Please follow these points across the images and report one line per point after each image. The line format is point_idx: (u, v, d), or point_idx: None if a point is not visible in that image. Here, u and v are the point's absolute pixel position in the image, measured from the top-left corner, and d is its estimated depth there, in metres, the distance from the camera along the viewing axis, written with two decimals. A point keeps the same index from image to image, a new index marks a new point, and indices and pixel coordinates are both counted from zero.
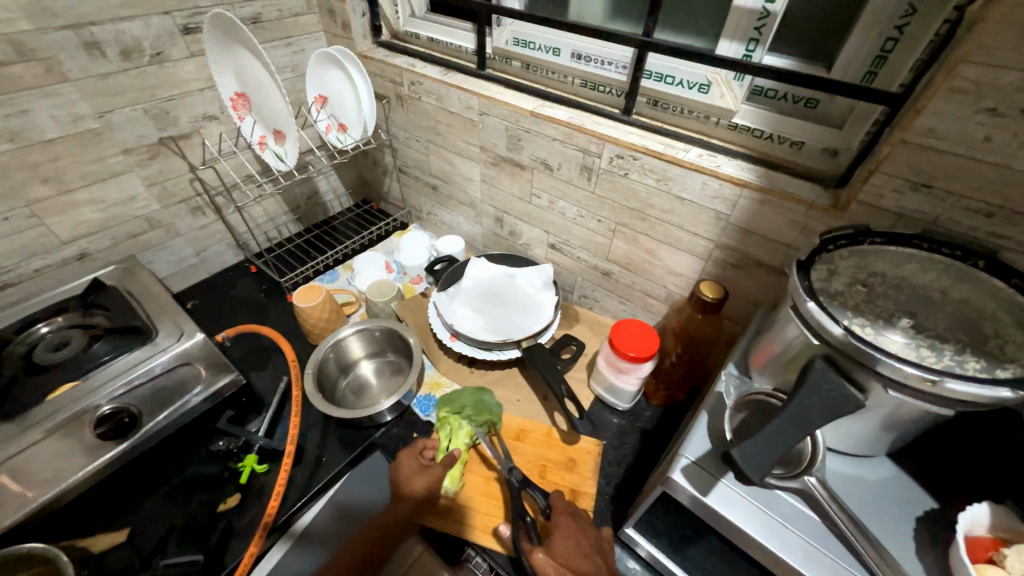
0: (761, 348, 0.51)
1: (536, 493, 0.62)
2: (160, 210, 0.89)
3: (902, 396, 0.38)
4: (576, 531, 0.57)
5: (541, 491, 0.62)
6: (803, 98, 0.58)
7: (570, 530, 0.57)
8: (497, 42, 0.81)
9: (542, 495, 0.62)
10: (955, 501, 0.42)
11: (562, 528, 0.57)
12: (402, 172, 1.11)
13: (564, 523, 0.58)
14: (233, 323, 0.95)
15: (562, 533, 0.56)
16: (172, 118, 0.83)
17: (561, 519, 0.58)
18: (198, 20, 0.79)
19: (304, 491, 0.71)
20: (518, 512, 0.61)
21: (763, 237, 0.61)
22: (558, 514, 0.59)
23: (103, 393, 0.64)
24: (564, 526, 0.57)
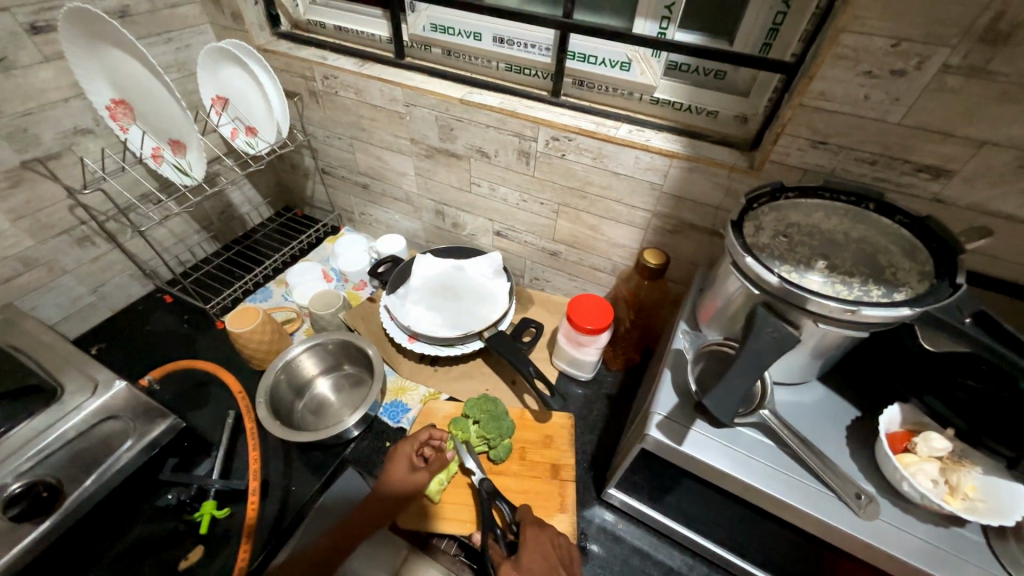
0: (707, 304, 0.57)
1: (503, 505, 0.63)
2: (36, 246, 0.75)
3: (829, 327, 0.44)
4: (546, 543, 0.56)
5: (510, 505, 0.63)
6: (713, 71, 0.63)
7: (537, 540, 0.56)
8: (413, 29, 0.77)
9: (511, 511, 0.63)
10: (874, 407, 0.51)
11: (529, 538, 0.56)
12: (326, 173, 1.04)
13: (531, 534, 0.57)
14: (155, 363, 0.85)
15: (528, 543, 0.55)
16: (32, 136, 0.70)
17: (528, 530, 0.58)
18: (48, 17, 0.67)
19: (276, 527, 0.66)
20: (488, 520, 0.61)
21: (694, 202, 0.66)
22: (526, 525, 0.58)
23: (9, 468, 0.54)
24: (532, 539, 0.56)
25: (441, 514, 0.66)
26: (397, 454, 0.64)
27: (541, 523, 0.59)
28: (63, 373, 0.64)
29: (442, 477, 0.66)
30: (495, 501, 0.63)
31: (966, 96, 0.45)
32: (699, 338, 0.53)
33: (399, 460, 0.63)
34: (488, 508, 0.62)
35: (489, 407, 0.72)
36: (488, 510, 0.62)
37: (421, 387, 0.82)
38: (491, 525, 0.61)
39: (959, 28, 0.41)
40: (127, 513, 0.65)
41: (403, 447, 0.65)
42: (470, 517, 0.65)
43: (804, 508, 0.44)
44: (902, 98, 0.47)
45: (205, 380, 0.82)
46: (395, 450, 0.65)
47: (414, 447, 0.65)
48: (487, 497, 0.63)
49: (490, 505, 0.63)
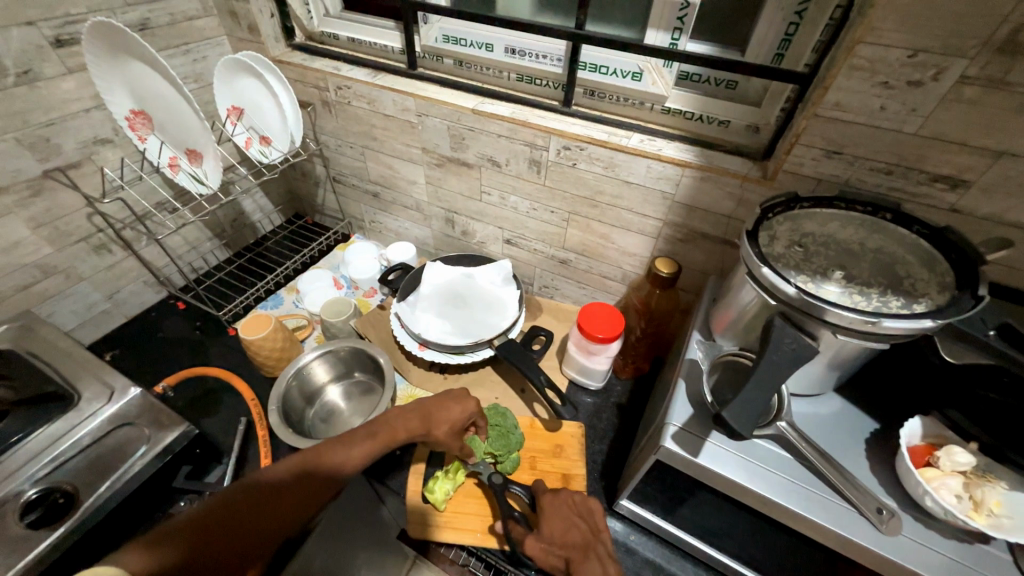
0: (721, 314, 0.56)
1: (518, 489, 0.64)
2: (54, 253, 0.77)
3: (847, 338, 0.44)
4: (566, 512, 0.59)
5: (523, 487, 0.64)
6: (724, 81, 0.64)
7: (558, 510, 0.59)
8: (426, 40, 0.79)
9: (525, 491, 0.64)
10: (892, 421, 0.50)
11: (548, 510, 0.59)
12: (338, 181, 1.05)
13: (549, 504, 0.60)
14: (168, 369, 0.86)
15: (550, 517, 0.59)
16: (54, 145, 0.71)
17: (545, 502, 0.61)
18: (71, 30, 0.68)
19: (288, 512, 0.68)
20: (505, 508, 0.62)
21: (706, 211, 0.66)
22: (541, 497, 0.62)
23: (24, 475, 0.56)
24: (551, 507, 0.60)
25: (457, 525, 0.65)
26: (447, 413, 0.64)
27: (554, 491, 0.62)
28: (81, 381, 0.65)
29: (447, 487, 0.65)
30: (509, 487, 0.64)
31: (983, 107, 0.44)
32: (714, 348, 0.52)
33: (455, 414, 0.64)
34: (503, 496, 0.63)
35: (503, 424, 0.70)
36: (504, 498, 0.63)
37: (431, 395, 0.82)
38: (510, 509, 0.62)
39: (977, 40, 0.41)
40: (143, 517, 0.64)
41: (455, 405, 0.65)
42: (482, 527, 0.65)
43: (824, 523, 0.43)
44: (918, 109, 0.47)
45: (217, 388, 0.82)
46: (447, 404, 0.65)
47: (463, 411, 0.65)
48: (500, 488, 0.64)
49: (504, 491, 0.63)
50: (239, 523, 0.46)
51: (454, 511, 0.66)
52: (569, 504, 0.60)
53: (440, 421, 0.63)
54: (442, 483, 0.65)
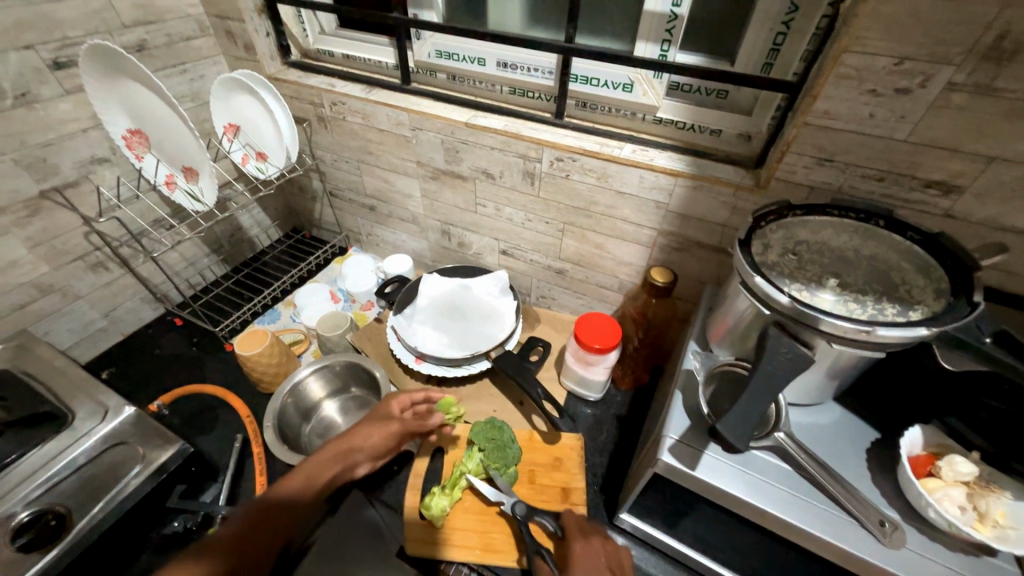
0: (717, 323, 0.56)
1: (545, 520, 0.62)
2: (51, 272, 0.77)
3: (844, 348, 0.43)
4: (596, 555, 0.56)
5: (551, 518, 0.62)
6: (715, 90, 0.64)
7: (587, 550, 0.56)
8: (419, 55, 0.79)
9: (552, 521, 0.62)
10: (894, 430, 0.49)
11: (577, 550, 0.57)
12: (334, 195, 1.06)
13: (577, 542, 0.58)
14: (165, 387, 0.85)
15: (577, 559, 0.55)
16: (51, 165, 0.72)
17: (573, 539, 0.58)
18: (70, 53, 0.70)
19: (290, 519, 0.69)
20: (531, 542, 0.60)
21: (701, 220, 0.66)
22: (572, 533, 0.59)
23: (15, 498, 0.55)
24: (580, 547, 0.57)
25: (456, 542, 0.64)
26: (394, 405, 0.69)
27: (586, 531, 0.59)
28: (75, 400, 0.65)
29: (445, 502, 0.64)
30: (535, 517, 0.63)
31: (971, 113, 0.45)
32: (710, 359, 0.52)
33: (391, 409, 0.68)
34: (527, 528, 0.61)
35: (498, 435, 0.69)
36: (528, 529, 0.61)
37: None
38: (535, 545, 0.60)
39: (962, 47, 0.42)
40: (139, 537, 0.64)
41: (396, 397, 0.69)
42: (481, 545, 0.64)
43: (824, 536, 0.42)
44: (907, 116, 0.47)
45: (212, 405, 0.82)
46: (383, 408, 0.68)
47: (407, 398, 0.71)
48: (523, 518, 0.62)
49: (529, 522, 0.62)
50: (248, 531, 0.52)
51: (454, 528, 0.65)
52: (599, 548, 0.57)
53: (394, 410, 0.68)
54: (438, 500, 0.64)
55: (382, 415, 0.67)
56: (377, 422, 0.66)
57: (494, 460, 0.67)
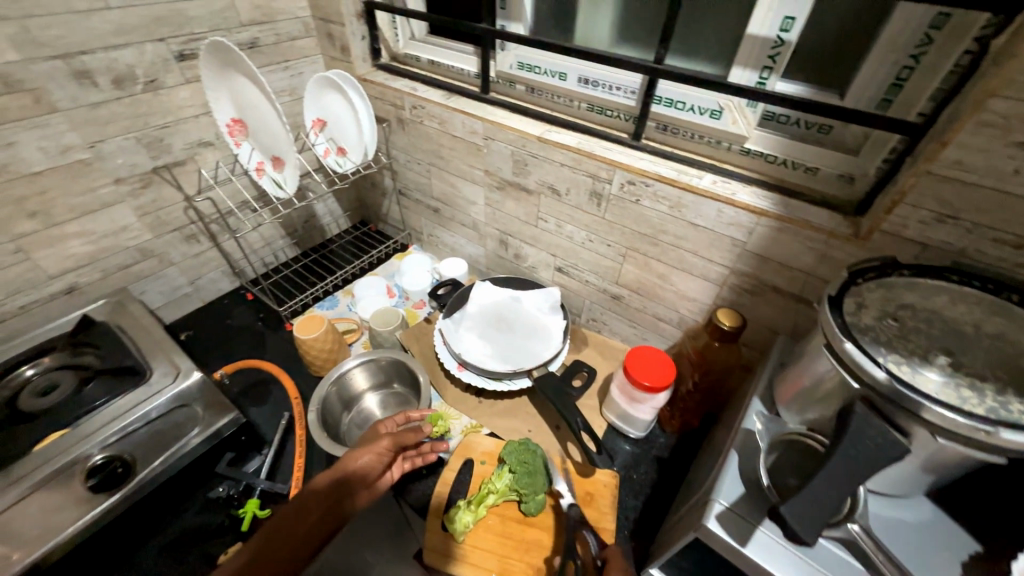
0: (788, 382, 0.50)
1: (591, 538, 0.60)
2: (153, 239, 0.86)
3: (952, 444, 0.37)
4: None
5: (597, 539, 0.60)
6: (816, 124, 0.59)
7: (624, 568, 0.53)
8: (501, 66, 0.80)
9: (597, 545, 0.58)
10: (1003, 547, 0.41)
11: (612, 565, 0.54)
12: (403, 194, 1.09)
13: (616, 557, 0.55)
14: (230, 355, 0.92)
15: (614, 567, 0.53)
16: (165, 145, 0.81)
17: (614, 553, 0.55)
18: (194, 47, 0.78)
19: None
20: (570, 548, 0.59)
21: (782, 265, 0.60)
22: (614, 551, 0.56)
23: (94, 441, 0.61)
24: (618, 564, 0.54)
25: (473, 562, 0.63)
26: (382, 426, 0.67)
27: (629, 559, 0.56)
28: (155, 359, 0.72)
29: (469, 519, 0.63)
30: (581, 532, 0.61)
31: None
32: (777, 425, 0.48)
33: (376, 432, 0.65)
34: (573, 535, 0.61)
35: (533, 457, 0.67)
36: (572, 537, 0.61)
37: (464, 418, 0.80)
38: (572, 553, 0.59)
39: None
40: (185, 492, 0.69)
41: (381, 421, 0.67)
42: (499, 568, 0.62)
43: None
44: None
45: (267, 380, 0.87)
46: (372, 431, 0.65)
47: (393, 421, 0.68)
48: (573, 525, 0.62)
49: (575, 532, 0.61)
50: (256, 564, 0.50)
51: (473, 548, 0.64)
52: None
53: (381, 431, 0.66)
54: (463, 516, 0.63)
55: (371, 436, 0.65)
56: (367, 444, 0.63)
57: (529, 483, 0.65)
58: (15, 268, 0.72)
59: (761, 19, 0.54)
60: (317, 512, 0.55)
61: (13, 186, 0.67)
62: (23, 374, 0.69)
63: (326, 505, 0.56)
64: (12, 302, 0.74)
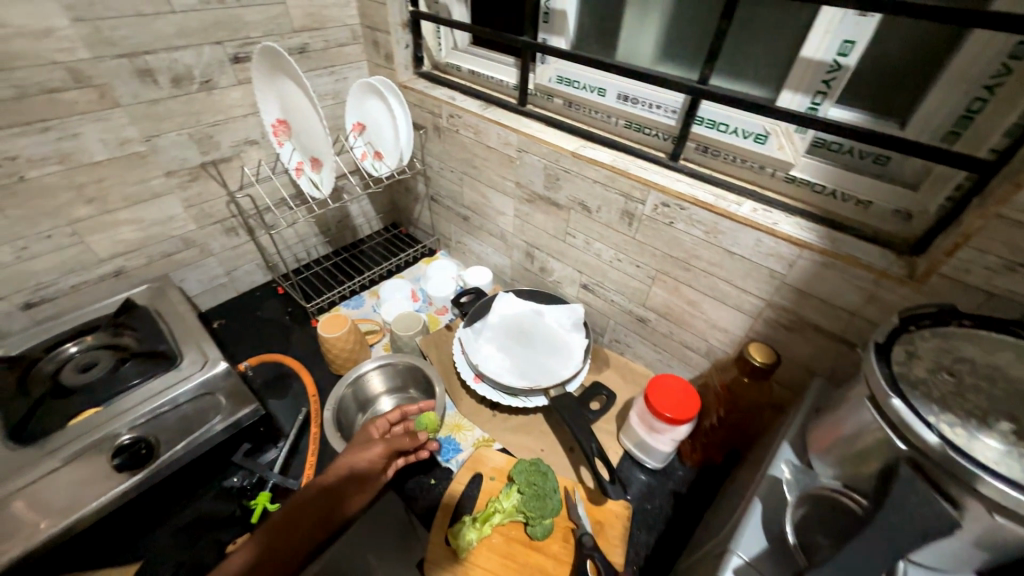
0: (823, 430, 0.47)
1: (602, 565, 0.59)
2: (196, 230, 0.91)
3: (1011, 524, 0.32)
4: None
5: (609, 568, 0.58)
6: (872, 154, 0.55)
7: None
8: (540, 79, 0.80)
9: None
10: None
11: None
12: (434, 200, 1.10)
13: None
14: (257, 346, 0.95)
15: None
16: (214, 142, 0.85)
17: None
18: (248, 50, 0.82)
19: None
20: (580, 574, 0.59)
21: (824, 302, 0.56)
22: None
23: (123, 421, 0.64)
24: None
25: None
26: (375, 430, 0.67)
27: None
28: (186, 346, 0.75)
29: (472, 536, 0.62)
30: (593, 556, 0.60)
31: None
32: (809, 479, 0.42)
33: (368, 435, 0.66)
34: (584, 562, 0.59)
35: (543, 479, 0.66)
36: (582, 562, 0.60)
37: (476, 430, 0.80)
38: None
39: None
40: (203, 478, 0.71)
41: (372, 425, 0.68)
42: None
43: None
44: None
45: (288, 374, 0.89)
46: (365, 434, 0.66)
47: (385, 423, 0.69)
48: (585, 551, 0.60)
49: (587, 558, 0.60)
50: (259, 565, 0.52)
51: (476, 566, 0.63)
52: None
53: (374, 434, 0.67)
54: (468, 532, 0.62)
55: (366, 440, 0.65)
56: (362, 447, 0.64)
57: (537, 506, 0.63)
58: (70, 250, 0.77)
59: (818, 42, 0.51)
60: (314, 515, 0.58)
61: (75, 173, 0.72)
62: (67, 351, 0.73)
63: (321, 510, 0.58)
64: (65, 281, 0.79)
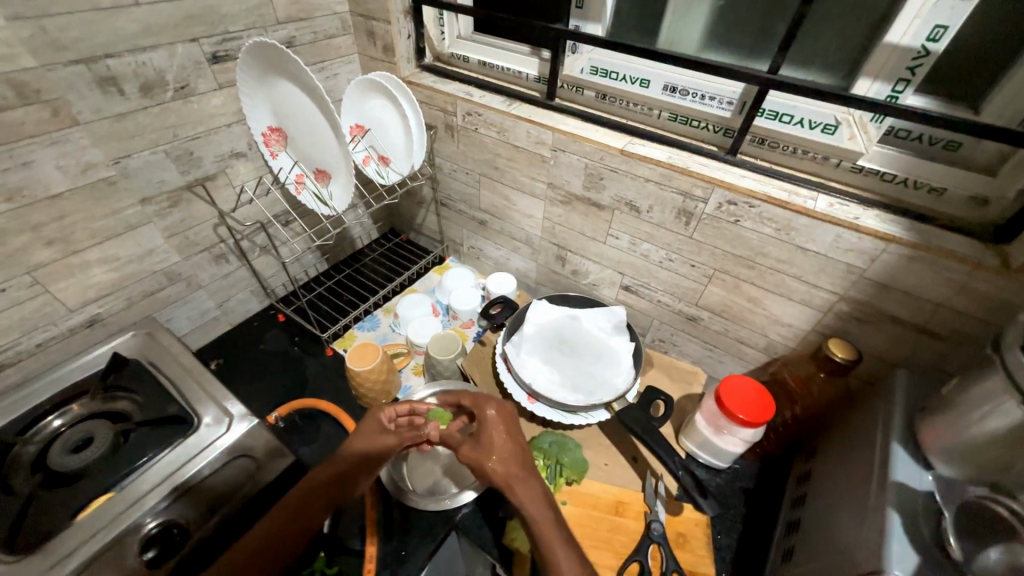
0: (936, 425, 0.46)
1: None
2: (180, 262, 0.78)
3: None
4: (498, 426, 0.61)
5: None
6: (943, 140, 0.53)
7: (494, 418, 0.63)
8: (569, 70, 0.74)
9: None
10: None
11: None
12: (443, 205, 1.02)
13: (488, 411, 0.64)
14: (269, 385, 0.85)
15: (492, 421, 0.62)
16: (195, 158, 0.72)
17: None
18: (228, 47, 0.69)
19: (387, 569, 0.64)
20: None
21: (907, 293, 0.56)
22: None
23: (145, 506, 0.54)
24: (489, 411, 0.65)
25: None
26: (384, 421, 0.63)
27: None
28: (200, 404, 0.64)
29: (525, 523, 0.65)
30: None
31: None
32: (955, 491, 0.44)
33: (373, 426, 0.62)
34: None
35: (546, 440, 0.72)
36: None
37: None
38: None
39: None
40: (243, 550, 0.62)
41: (381, 413, 0.64)
42: None
43: None
44: None
45: (317, 416, 0.80)
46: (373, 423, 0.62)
47: (392, 413, 0.65)
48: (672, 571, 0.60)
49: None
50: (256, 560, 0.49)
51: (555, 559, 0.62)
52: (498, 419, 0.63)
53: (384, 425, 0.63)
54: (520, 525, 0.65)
55: (376, 431, 0.62)
56: (374, 438, 0.61)
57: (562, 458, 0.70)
58: (31, 303, 0.63)
59: (904, 27, 0.49)
60: (317, 506, 0.54)
61: (29, 212, 0.58)
62: (51, 426, 0.61)
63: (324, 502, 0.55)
64: (27, 340, 0.65)
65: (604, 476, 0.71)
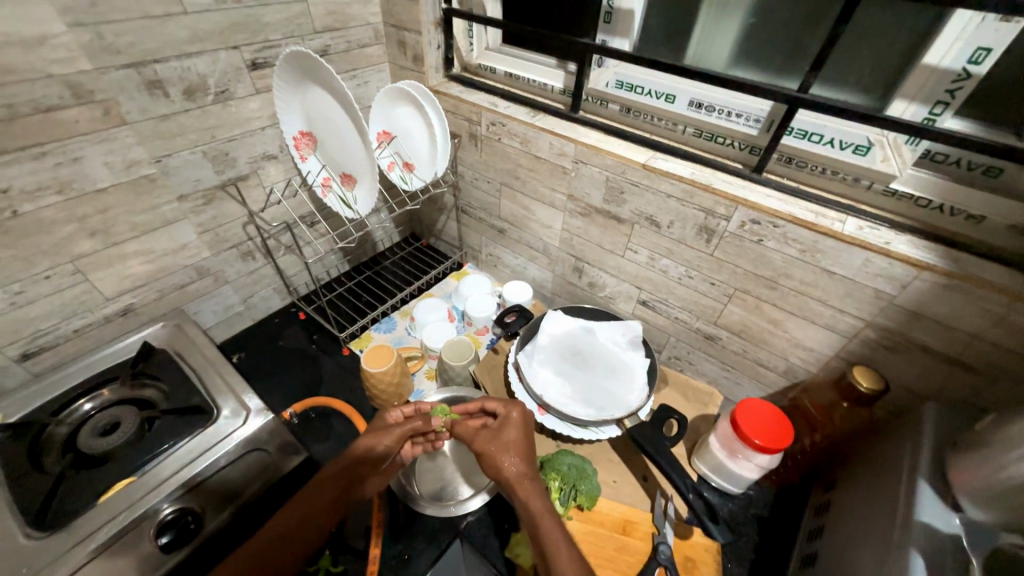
0: (966, 466, 0.44)
1: None
2: (210, 257, 0.81)
3: None
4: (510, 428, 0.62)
5: None
6: (983, 166, 0.51)
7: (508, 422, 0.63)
8: (594, 83, 0.74)
9: None
10: None
11: None
12: (464, 211, 1.03)
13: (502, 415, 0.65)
14: (286, 381, 0.87)
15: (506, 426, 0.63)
16: (231, 159, 0.75)
17: None
18: (267, 55, 0.72)
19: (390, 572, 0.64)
20: None
21: (939, 323, 0.53)
22: None
23: (163, 492, 0.56)
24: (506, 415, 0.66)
25: None
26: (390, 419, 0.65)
27: None
28: (220, 396, 0.66)
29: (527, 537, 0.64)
30: None
31: None
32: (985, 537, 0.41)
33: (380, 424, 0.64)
34: None
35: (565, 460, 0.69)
36: None
37: None
38: None
39: None
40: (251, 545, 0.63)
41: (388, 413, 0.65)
42: None
43: None
44: None
45: (331, 414, 0.81)
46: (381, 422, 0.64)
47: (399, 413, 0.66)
48: None
49: None
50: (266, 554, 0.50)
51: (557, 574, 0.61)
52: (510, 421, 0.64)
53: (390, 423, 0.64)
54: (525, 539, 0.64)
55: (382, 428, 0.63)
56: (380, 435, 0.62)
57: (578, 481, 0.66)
58: (72, 290, 0.67)
59: (944, 49, 0.47)
60: (325, 502, 0.55)
61: (77, 204, 0.62)
62: (81, 409, 0.64)
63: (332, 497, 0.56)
64: (66, 325, 0.68)
65: (612, 494, 0.70)
